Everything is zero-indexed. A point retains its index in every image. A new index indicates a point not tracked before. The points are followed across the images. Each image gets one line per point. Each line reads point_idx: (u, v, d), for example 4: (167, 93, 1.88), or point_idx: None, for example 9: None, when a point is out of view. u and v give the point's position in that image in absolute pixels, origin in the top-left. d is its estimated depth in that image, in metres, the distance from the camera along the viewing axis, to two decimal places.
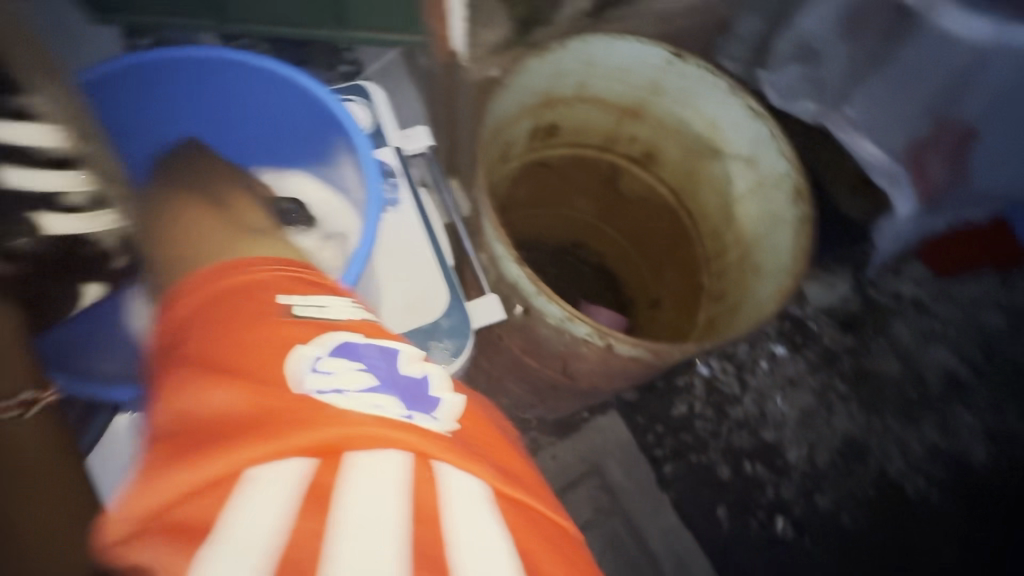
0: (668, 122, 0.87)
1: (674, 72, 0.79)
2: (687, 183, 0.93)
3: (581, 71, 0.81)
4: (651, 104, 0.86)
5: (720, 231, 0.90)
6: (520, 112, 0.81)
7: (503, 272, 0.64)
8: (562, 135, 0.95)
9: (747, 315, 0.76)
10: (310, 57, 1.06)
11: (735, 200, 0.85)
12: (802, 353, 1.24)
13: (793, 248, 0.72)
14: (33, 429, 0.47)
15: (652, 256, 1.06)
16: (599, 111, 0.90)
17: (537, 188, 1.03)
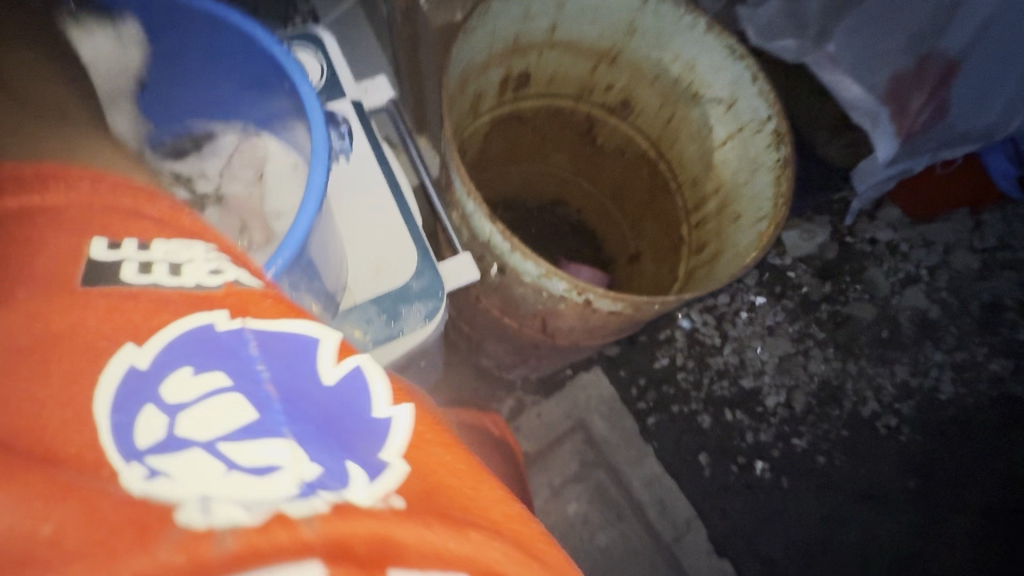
0: (644, 68, 0.84)
1: (650, 12, 0.75)
2: (665, 132, 0.90)
3: (552, 13, 0.76)
4: (625, 48, 0.82)
5: (699, 181, 0.88)
6: (489, 60, 0.77)
7: (476, 230, 0.62)
8: (535, 86, 0.90)
9: (726, 264, 0.75)
10: None
11: (713, 147, 0.83)
12: (781, 302, 1.25)
13: (773, 194, 0.71)
14: None
15: (631, 209, 1.04)
16: (572, 59, 0.86)
17: (512, 144, 0.99)
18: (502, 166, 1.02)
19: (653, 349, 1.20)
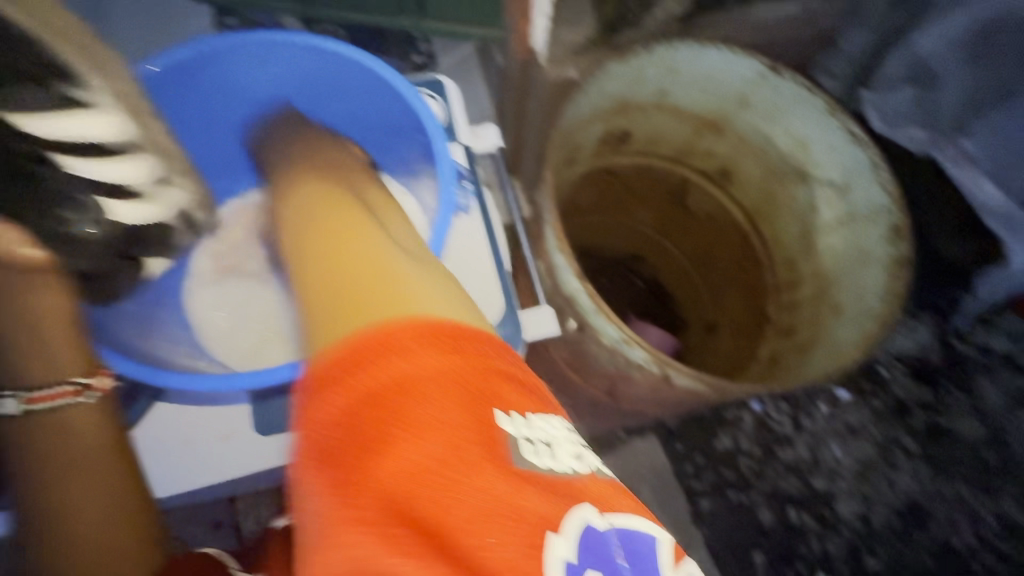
0: (751, 139, 0.81)
1: (769, 87, 0.72)
2: (764, 205, 0.87)
3: (663, 79, 0.76)
4: (734, 118, 0.80)
5: (796, 261, 0.84)
6: (594, 117, 0.77)
7: (559, 282, 0.61)
8: (633, 143, 0.90)
9: (822, 357, 0.70)
10: (387, 44, 1.06)
11: (818, 230, 0.78)
12: (868, 401, 1.14)
13: (886, 292, 0.66)
14: (98, 415, 0.48)
15: (714, 277, 0.99)
16: (676, 121, 0.85)
17: (599, 195, 0.97)
18: (582, 215, 0.98)
19: (716, 427, 1.12)
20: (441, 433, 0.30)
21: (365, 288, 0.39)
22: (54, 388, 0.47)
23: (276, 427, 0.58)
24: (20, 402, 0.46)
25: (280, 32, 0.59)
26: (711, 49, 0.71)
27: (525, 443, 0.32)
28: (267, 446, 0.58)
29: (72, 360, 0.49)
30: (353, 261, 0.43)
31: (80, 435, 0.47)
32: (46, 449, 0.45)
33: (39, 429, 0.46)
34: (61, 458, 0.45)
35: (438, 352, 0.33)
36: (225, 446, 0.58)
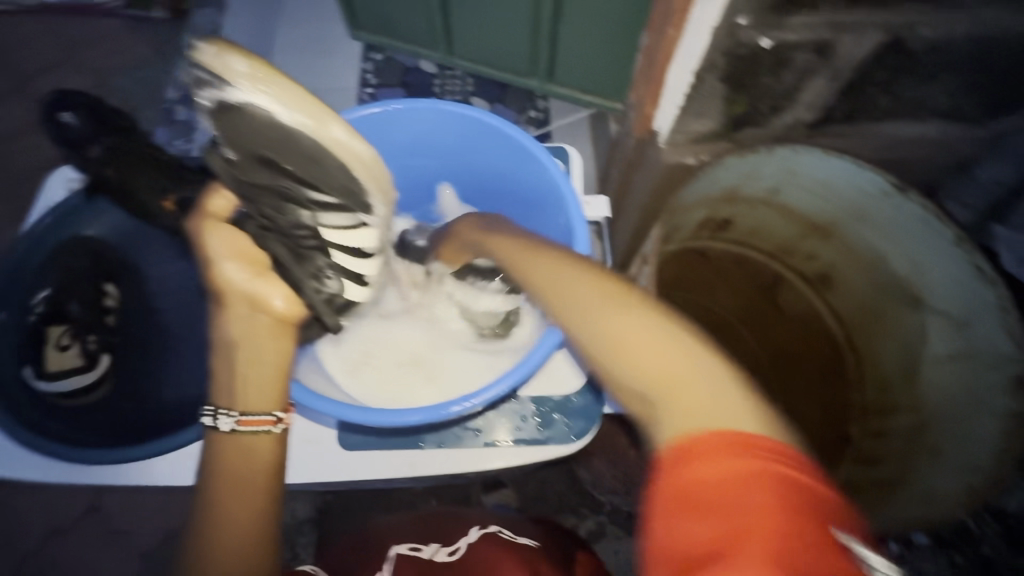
0: (861, 252, 0.79)
1: (892, 205, 0.68)
2: (862, 320, 0.84)
3: (779, 178, 0.75)
4: (846, 229, 0.77)
5: (892, 388, 0.78)
6: (701, 203, 0.78)
7: None
8: (732, 233, 0.90)
9: (911, 502, 0.67)
10: (507, 97, 1.14)
11: (923, 360, 0.73)
12: (947, 556, 1.00)
13: (996, 447, 0.62)
14: (273, 448, 0.41)
15: (794, 381, 0.91)
16: (783, 220, 0.83)
17: (686, 273, 0.94)
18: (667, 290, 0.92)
19: None
20: (768, 508, 0.29)
21: (637, 365, 0.34)
22: (259, 416, 0.41)
23: (357, 444, 0.55)
24: (231, 421, 0.41)
25: (442, 102, 0.60)
26: (834, 158, 0.67)
27: (869, 556, 0.29)
28: (336, 462, 0.54)
29: (273, 397, 0.42)
30: (613, 337, 0.35)
31: (253, 470, 0.40)
32: (227, 469, 0.40)
33: (230, 447, 0.41)
34: (235, 495, 0.39)
35: (746, 453, 0.30)
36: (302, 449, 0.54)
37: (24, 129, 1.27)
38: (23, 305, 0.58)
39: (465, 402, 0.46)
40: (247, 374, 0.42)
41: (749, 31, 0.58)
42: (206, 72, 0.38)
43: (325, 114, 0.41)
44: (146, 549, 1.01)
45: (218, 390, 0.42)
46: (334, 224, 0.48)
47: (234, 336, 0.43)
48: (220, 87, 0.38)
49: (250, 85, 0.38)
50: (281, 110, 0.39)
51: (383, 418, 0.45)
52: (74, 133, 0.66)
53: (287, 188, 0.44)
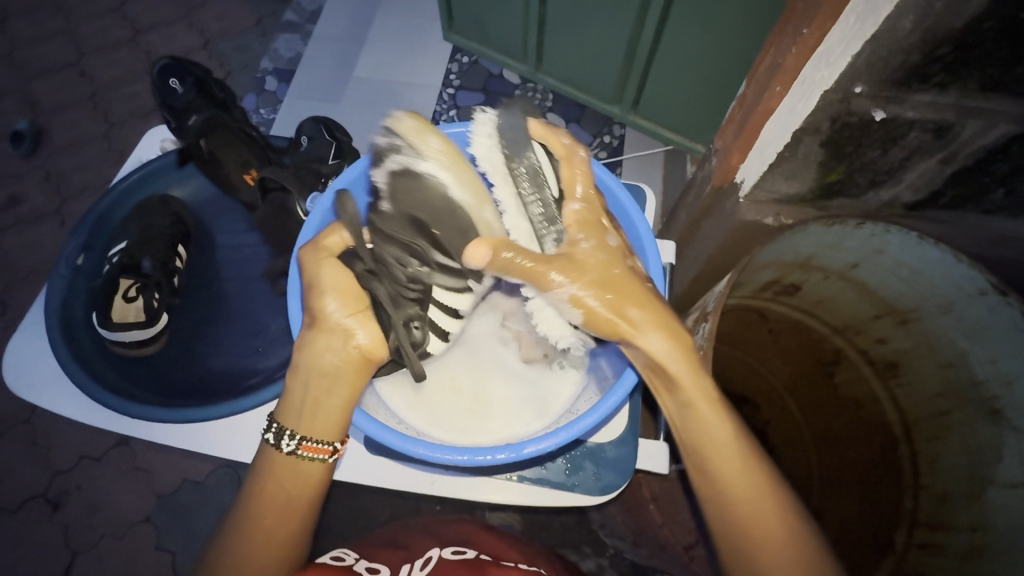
0: (939, 347, 0.72)
1: (988, 306, 0.62)
2: (928, 420, 0.77)
3: (861, 255, 0.69)
4: (928, 319, 0.71)
5: (951, 502, 0.71)
6: (772, 264, 0.74)
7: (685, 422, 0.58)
8: (797, 298, 0.85)
9: None
10: (584, 118, 1.12)
11: (992, 480, 0.66)
12: None
13: None
14: (319, 473, 0.47)
15: (836, 466, 0.87)
16: (857, 298, 0.78)
17: (739, 331, 0.92)
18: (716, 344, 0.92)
19: None
20: None
21: (739, 483, 0.45)
22: (320, 443, 0.46)
23: (381, 452, 0.54)
24: (292, 444, 0.46)
25: None
26: (928, 244, 0.61)
27: None
28: (358, 466, 0.54)
29: (334, 428, 0.47)
30: (726, 464, 0.45)
31: (295, 495, 0.46)
32: (275, 486, 0.46)
33: (281, 465, 0.46)
34: (277, 514, 0.45)
35: None
36: None
37: (130, 77, 1.36)
38: (103, 255, 0.64)
39: (501, 452, 0.44)
40: (329, 403, 0.47)
41: (863, 100, 0.55)
42: (405, 141, 0.50)
43: (468, 183, 0.52)
44: (162, 492, 1.05)
45: (284, 410, 0.47)
46: (441, 282, 0.55)
47: (322, 365, 0.46)
48: (415, 158, 0.51)
49: (431, 164, 0.51)
50: (459, 191, 0.52)
51: (418, 451, 0.44)
52: (178, 100, 0.73)
53: (420, 245, 0.52)
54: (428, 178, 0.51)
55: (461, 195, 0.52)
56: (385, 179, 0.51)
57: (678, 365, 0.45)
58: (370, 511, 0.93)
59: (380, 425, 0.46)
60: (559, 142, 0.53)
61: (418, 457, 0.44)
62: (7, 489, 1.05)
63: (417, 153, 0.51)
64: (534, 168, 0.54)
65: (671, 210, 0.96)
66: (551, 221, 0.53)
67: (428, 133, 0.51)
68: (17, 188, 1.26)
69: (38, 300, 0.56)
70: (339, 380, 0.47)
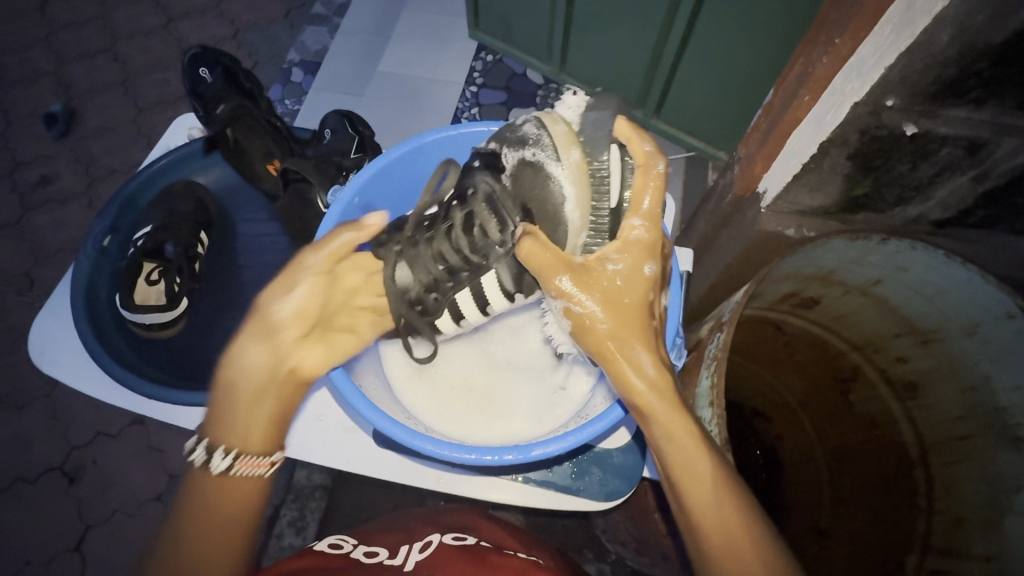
0: (961, 370, 0.70)
1: (1015, 330, 0.60)
2: (946, 444, 0.75)
3: (883, 271, 0.68)
4: (950, 341, 0.69)
5: (966, 527, 0.69)
6: (791, 277, 0.73)
7: None
8: (816, 313, 0.83)
9: None
10: None
11: (1011, 509, 0.64)
12: None
13: None
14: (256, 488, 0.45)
15: (847, 486, 0.85)
16: (878, 316, 0.76)
17: (755, 344, 0.91)
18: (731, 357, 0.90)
19: None
20: None
21: (718, 528, 0.42)
22: (257, 457, 0.44)
23: (389, 447, 0.54)
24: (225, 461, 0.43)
25: None
26: (956, 263, 0.59)
27: None
28: (365, 458, 0.54)
29: (264, 440, 0.45)
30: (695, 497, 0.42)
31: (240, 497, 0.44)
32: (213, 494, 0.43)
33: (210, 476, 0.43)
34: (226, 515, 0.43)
35: None
36: (339, 437, 0.55)
37: (161, 64, 1.39)
38: (128, 238, 0.65)
39: (508, 452, 0.45)
40: (259, 410, 0.46)
41: (894, 113, 0.54)
42: (552, 145, 0.49)
43: (583, 206, 0.49)
44: (174, 472, 1.07)
45: (207, 430, 0.45)
46: (498, 276, 0.56)
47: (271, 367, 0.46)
48: (551, 160, 0.49)
49: (563, 175, 0.49)
50: (572, 209, 0.49)
51: (426, 447, 0.45)
52: (206, 89, 0.74)
53: (512, 231, 0.52)
54: (549, 184, 0.49)
55: (573, 212, 0.49)
56: (516, 163, 0.51)
57: (655, 397, 0.43)
58: (374, 503, 0.93)
59: (390, 419, 0.46)
60: (641, 148, 0.49)
61: (427, 453, 0.45)
62: (27, 460, 1.08)
63: (558, 161, 0.49)
64: (602, 170, 0.49)
65: (690, 217, 0.95)
66: (596, 231, 0.51)
67: (570, 143, 0.49)
68: (48, 169, 1.30)
69: (65, 275, 0.57)
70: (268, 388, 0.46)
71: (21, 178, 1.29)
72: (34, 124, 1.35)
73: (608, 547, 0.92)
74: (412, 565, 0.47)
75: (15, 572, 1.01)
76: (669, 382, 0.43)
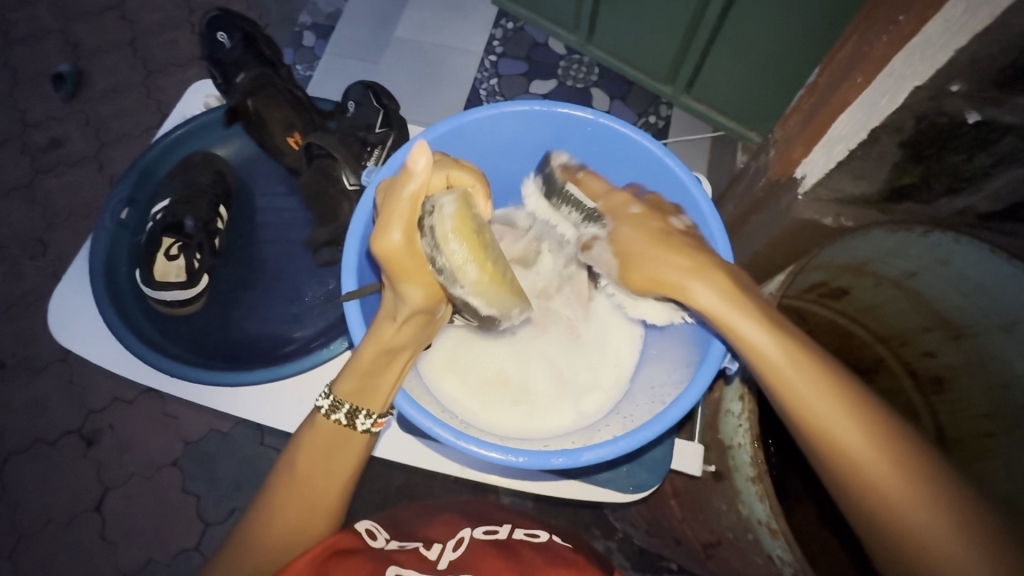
0: (995, 369, 0.68)
1: None
2: (973, 443, 0.73)
3: (922, 265, 0.65)
4: (985, 338, 0.67)
5: None
6: (822, 267, 0.70)
7: (720, 427, 0.55)
8: (843, 303, 0.81)
9: None
10: (630, 95, 1.08)
11: None
12: None
13: None
14: (358, 445, 0.47)
15: None
16: (910, 308, 0.74)
17: None
18: None
19: None
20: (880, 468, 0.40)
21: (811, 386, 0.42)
22: (378, 418, 0.47)
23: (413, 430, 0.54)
24: (369, 423, 0.47)
25: (604, 115, 0.55)
26: (1002, 259, 0.57)
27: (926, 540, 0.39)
28: (391, 442, 0.54)
29: (378, 404, 0.46)
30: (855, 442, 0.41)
31: (341, 458, 0.47)
32: (314, 459, 0.47)
33: (343, 440, 0.47)
34: (321, 484, 0.46)
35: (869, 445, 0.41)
36: None
37: (169, 24, 1.35)
38: (147, 211, 0.64)
39: (557, 457, 0.43)
40: (385, 387, 0.46)
41: (956, 100, 0.51)
42: (444, 267, 0.45)
43: (493, 300, 0.49)
44: (189, 439, 1.08)
45: (338, 379, 0.47)
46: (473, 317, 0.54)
47: (396, 350, 0.46)
48: (451, 284, 0.46)
49: (466, 291, 0.47)
50: (484, 307, 0.49)
51: (470, 447, 0.44)
52: (224, 56, 0.71)
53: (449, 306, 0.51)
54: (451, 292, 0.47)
55: (483, 309, 0.49)
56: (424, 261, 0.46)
57: (714, 300, 0.44)
58: (387, 476, 0.95)
59: (430, 415, 0.45)
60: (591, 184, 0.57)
61: (470, 453, 0.44)
62: (44, 423, 1.10)
63: (454, 279, 0.46)
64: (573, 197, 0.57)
65: (715, 199, 0.92)
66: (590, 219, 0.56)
67: (473, 251, 0.46)
68: (58, 131, 1.28)
69: (85, 248, 0.57)
70: (357, 388, 0.46)
71: (30, 140, 1.27)
72: (40, 84, 1.32)
73: (617, 526, 0.93)
74: (446, 564, 0.47)
75: (38, 530, 1.04)
76: (744, 314, 0.44)
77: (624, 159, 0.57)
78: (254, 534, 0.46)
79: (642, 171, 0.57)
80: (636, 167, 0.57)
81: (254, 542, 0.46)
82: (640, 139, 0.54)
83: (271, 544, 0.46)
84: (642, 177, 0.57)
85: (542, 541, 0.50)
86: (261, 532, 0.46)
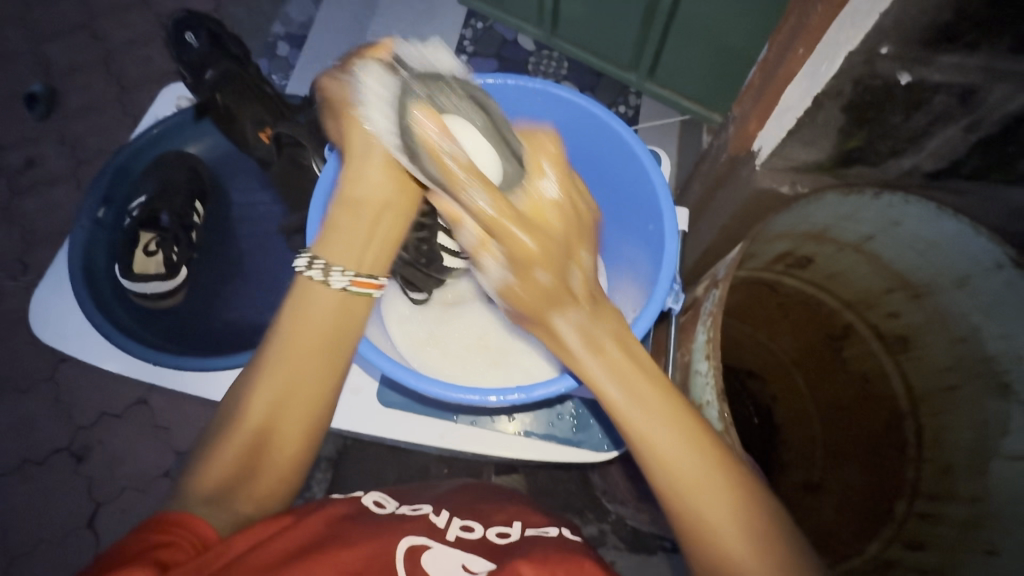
0: (952, 324, 0.71)
1: (1004, 280, 0.61)
2: (936, 395, 0.76)
3: (877, 227, 0.68)
4: (942, 294, 0.70)
5: (954, 473, 0.72)
6: (786, 237, 0.73)
7: (692, 387, 0.57)
8: (810, 273, 0.83)
9: None
10: (599, 86, 1.11)
11: (995, 452, 0.67)
12: None
13: None
14: (340, 303, 0.48)
15: (840, 441, 0.85)
16: (870, 271, 0.76)
17: (750, 304, 0.89)
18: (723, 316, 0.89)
19: None
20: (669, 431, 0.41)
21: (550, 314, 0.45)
22: (370, 276, 0.50)
23: (396, 404, 0.61)
24: (345, 281, 0.48)
25: (554, 85, 0.58)
26: (948, 216, 0.60)
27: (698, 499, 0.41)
28: (381, 417, 0.61)
29: (352, 258, 0.50)
30: (692, 507, 0.40)
31: (332, 329, 0.47)
32: (299, 327, 0.46)
33: (321, 295, 0.47)
34: (305, 354, 0.45)
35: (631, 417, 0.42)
36: (352, 400, 0.61)
37: (141, 40, 1.36)
38: (123, 208, 0.65)
39: (513, 393, 0.49)
40: (364, 247, 0.51)
41: (888, 61, 0.54)
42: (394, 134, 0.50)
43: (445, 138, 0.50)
44: (180, 448, 1.08)
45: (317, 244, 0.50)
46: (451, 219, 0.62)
47: (364, 204, 0.52)
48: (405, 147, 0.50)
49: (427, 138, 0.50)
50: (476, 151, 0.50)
51: (430, 389, 0.49)
52: (192, 55, 0.72)
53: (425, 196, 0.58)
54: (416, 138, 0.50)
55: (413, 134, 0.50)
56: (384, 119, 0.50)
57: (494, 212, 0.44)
58: (380, 470, 0.96)
59: (400, 366, 0.51)
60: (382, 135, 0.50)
61: (433, 395, 0.49)
62: (32, 443, 1.09)
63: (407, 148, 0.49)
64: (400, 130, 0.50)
65: (684, 181, 0.95)
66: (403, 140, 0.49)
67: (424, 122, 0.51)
68: (34, 152, 1.28)
69: (61, 249, 0.59)
70: (336, 238, 0.50)
71: (6, 162, 1.27)
72: (14, 106, 1.32)
73: (609, 507, 0.95)
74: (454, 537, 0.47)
75: (31, 549, 1.04)
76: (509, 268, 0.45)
77: (580, 128, 0.61)
78: (235, 414, 0.44)
79: (595, 140, 0.61)
80: (591, 136, 0.60)
81: (239, 423, 0.44)
82: (590, 106, 0.58)
83: (257, 414, 0.44)
84: (596, 140, 0.61)
85: (553, 534, 0.49)
86: (238, 407, 0.44)
